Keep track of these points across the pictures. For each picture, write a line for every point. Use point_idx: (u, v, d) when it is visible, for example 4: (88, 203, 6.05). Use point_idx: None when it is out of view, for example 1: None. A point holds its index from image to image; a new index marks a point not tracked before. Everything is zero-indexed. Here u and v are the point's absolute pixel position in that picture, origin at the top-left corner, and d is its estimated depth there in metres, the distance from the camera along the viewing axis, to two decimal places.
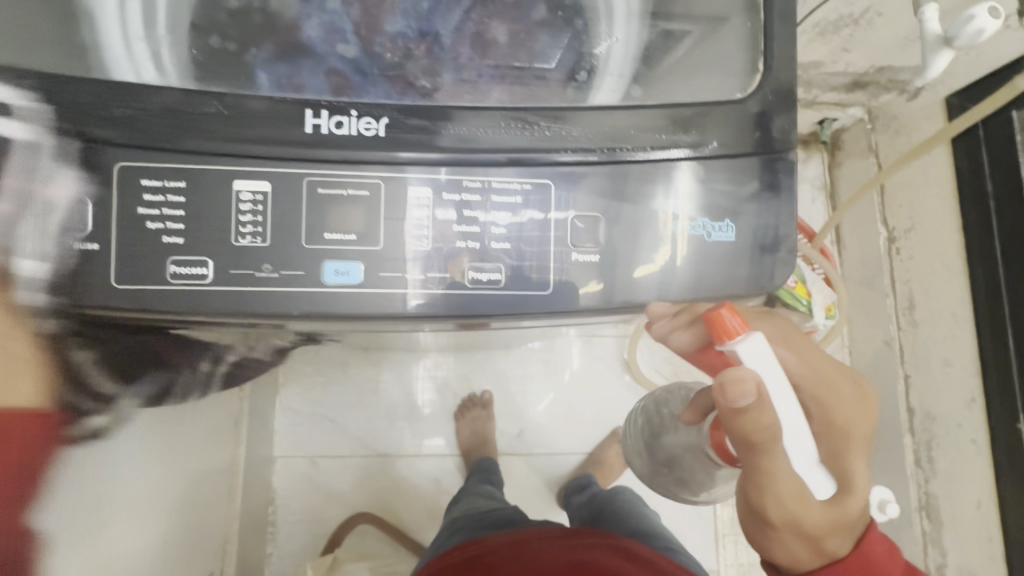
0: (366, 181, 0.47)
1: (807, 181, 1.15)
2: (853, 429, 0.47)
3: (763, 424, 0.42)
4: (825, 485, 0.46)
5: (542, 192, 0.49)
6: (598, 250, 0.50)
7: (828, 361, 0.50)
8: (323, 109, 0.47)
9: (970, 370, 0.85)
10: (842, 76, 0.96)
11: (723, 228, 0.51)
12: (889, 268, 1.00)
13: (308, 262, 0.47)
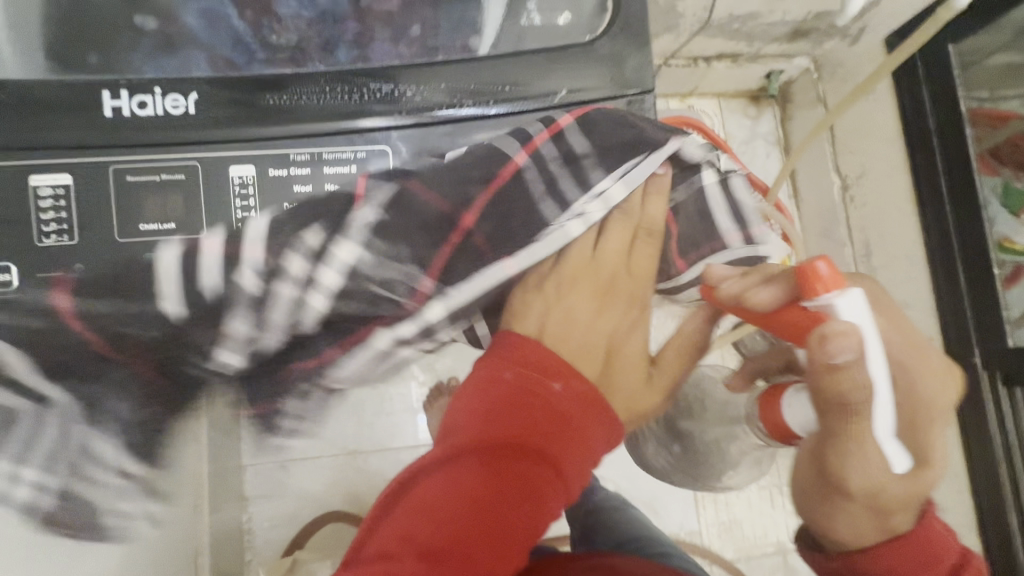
0: (183, 164, 0.53)
1: (760, 137, 1.14)
2: (932, 401, 0.51)
3: (851, 381, 0.47)
4: (905, 460, 0.48)
5: (378, 158, 0.55)
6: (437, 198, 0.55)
7: (916, 334, 0.56)
8: (124, 89, 0.51)
9: (927, 310, 0.85)
10: (782, 26, 0.94)
11: (577, 179, 0.58)
12: (845, 216, 1.00)
13: (142, 245, 0.53)
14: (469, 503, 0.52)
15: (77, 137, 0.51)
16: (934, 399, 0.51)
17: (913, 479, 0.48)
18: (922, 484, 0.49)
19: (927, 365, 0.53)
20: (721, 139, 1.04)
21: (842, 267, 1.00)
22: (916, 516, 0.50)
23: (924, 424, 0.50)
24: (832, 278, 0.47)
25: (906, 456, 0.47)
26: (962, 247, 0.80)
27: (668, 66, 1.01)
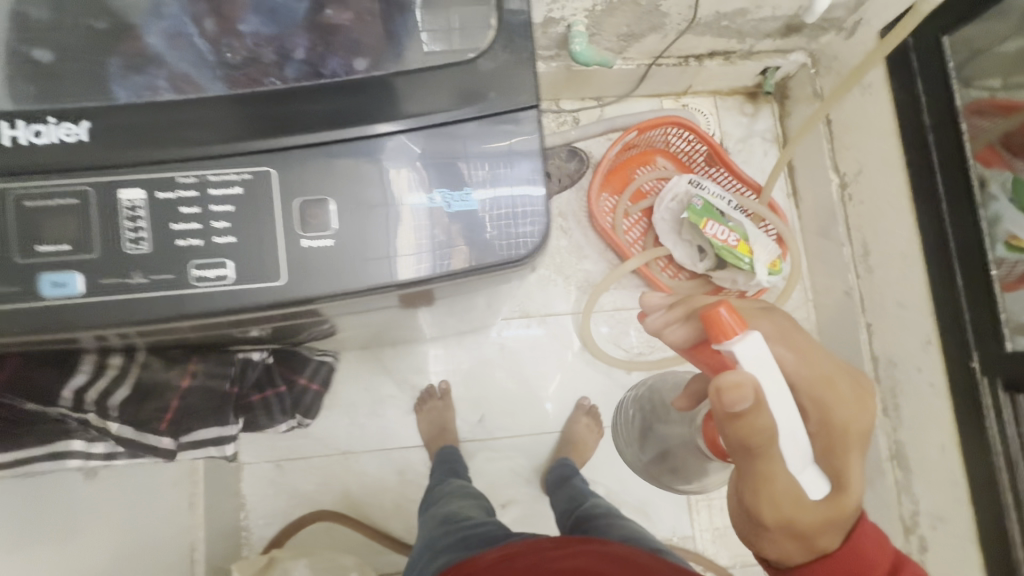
0: (75, 187, 0.40)
1: (757, 135, 1.12)
2: (849, 430, 0.51)
3: (758, 427, 0.46)
4: (819, 484, 0.50)
5: (258, 180, 0.42)
6: (327, 234, 0.42)
7: (830, 361, 0.54)
8: (19, 119, 0.42)
9: (925, 312, 0.83)
10: (772, 22, 0.92)
11: (462, 197, 0.43)
12: (843, 215, 0.98)
13: (23, 277, 0.40)
14: None
15: (5, 162, 0.40)
16: (849, 426, 0.51)
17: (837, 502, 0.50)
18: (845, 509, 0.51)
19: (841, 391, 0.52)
20: (712, 139, 1.02)
21: (841, 268, 0.98)
22: (843, 534, 0.53)
23: (839, 450, 0.51)
24: (733, 322, 0.48)
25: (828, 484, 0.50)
26: (956, 246, 0.77)
27: (658, 66, 1.00)
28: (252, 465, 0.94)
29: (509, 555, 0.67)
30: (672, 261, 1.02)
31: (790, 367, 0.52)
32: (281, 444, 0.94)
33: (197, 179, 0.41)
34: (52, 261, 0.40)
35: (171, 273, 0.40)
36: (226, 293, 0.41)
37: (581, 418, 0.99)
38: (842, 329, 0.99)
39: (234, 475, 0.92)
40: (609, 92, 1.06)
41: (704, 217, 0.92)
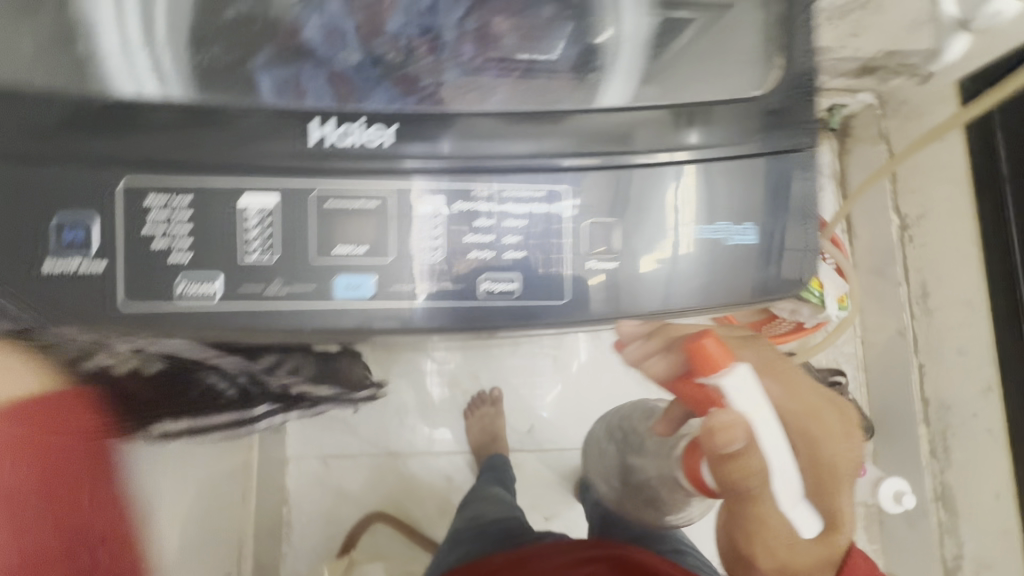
0: (373, 196, 0.46)
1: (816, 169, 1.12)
2: (839, 464, 0.74)
3: (751, 469, 0.69)
4: (811, 520, 0.73)
5: (553, 200, 0.48)
6: (613, 255, 0.48)
7: (816, 397, 0.79)
8: (331, 118, 0.46)
9: (986, 359, 0.85)
10: (851, 62, 0.93)
11: (743, 230, 0.50)
12: (902, 256, 0.98)
13: (319, 276, 0.45)
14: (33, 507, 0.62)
15: (304, 162, 0.45)
16: (837, 460, 0.74)
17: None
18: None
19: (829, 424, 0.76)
20: None
21: (896, 307, 0.98)
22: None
23: (829, 491, 0.73)
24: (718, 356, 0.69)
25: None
26: None
27: None
28: None
29: None
30: None
31: (777, 399, 0.73)
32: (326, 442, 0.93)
33: (493, 195, 0.47)
34: (346, 257, 0.45)
35: (463, 281, 0.46)
36: (513, 304, 0.47)
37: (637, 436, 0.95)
38: (892, 368, 1.00)
39: None
40: None
41: None
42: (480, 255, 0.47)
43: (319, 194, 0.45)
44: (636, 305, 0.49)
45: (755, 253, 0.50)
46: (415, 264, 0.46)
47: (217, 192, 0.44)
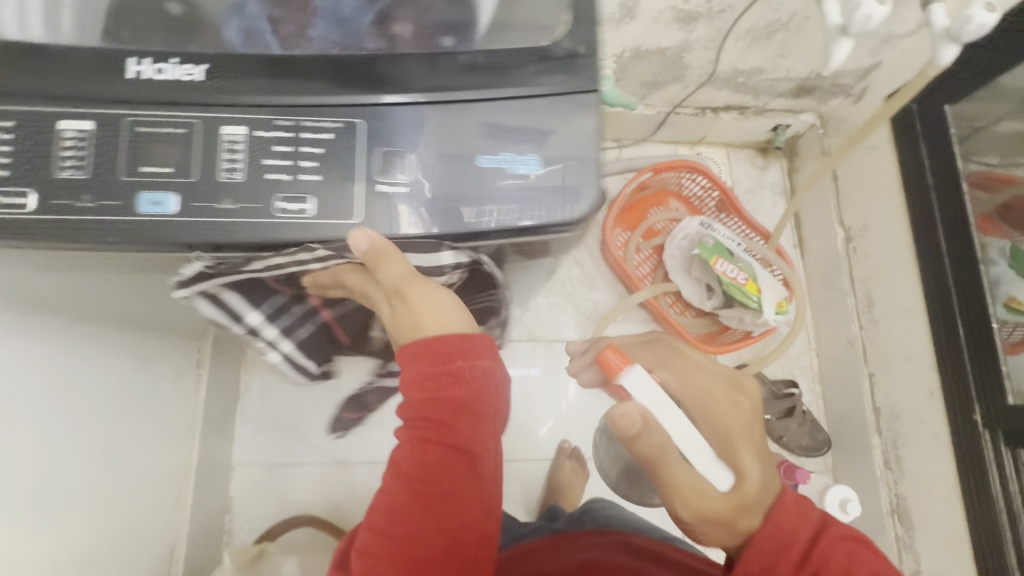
0: (186, 120, 0.45)
1: (767, 187, 1.17)
2: (733, 428, 0.48)
3: (654, 445, 0.46)
4: (724, 479, 0.46)
5: (351, 132, 0.46)
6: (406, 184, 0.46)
7: (713, 370, 0.52)
8: (146, 57, 0.46)
9: (927, 364, 0.84)
10: (785, 82, 0.98)
11: (526, 160, 0.47)
12: (848, 267, 1.01)
13: (126, 193, 0.43)
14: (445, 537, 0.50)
15: (110, 89, 0.45)
16: (735, 425, 0.48)
17: (740, 491, 0.46)
18: (763, 494, 0.47)
19: (725, 395, 0.50)
20: (725, 187, 1.07)
21: (845, 318, 1.01)
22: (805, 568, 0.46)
23: (727, 445, 0.48)
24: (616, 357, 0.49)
25: (732, 475, 0.46)
26: (959, 299, 0.80)
27: (677, 114, 1.06)
28: (245, 466, 0.94)
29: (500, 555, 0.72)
30: (680, 299, 1.05)
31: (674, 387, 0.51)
32: (275, 448, 0.95)
33: (297, 132, 0.45)
34: (149, 179, 0.44)
35: (252, 197, 0.44)
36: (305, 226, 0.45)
37: (565, 462, 0.97)
38: (848, 381, 1.00)
39: (225, 476, 0.92)
40: (628, 135, 1.12)
41: (715, 254, 0.93)
42: (275, 173, 0.45)
43: (125, 119, 0.44)
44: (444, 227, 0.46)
45: (538, 185, 0.47)
46: (200, 187, 0.44)
47: (34, 115, 0.44)
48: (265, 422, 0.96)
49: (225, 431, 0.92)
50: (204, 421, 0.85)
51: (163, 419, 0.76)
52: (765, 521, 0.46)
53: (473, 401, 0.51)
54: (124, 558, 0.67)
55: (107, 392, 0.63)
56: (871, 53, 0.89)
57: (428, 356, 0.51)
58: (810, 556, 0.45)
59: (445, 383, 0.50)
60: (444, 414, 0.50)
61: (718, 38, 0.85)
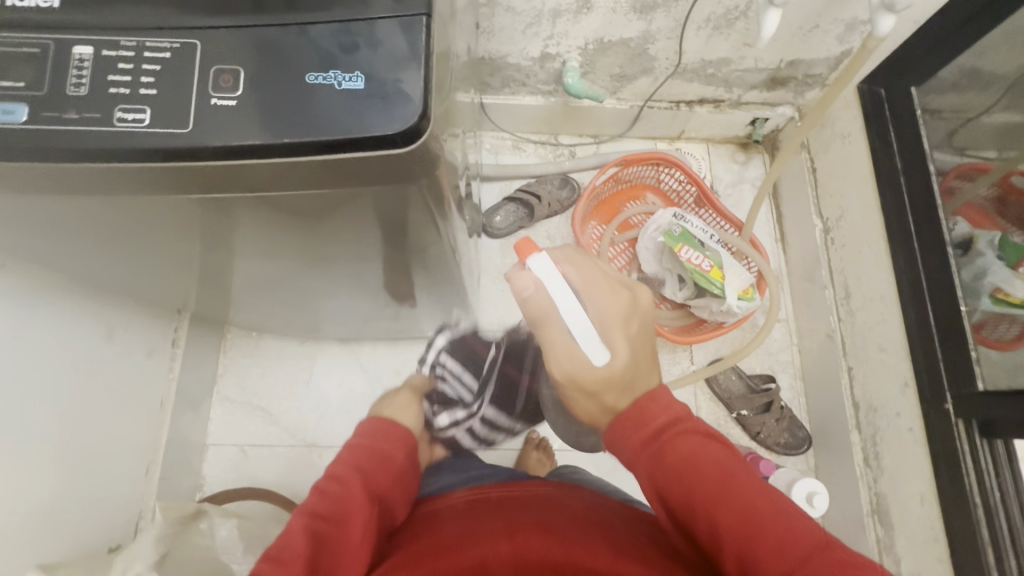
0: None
1: (748, 182, 1.16)
2: (610, 315, 0.55)
3: (542, 309, 0.53)
4: (601, 354, 0.52)
5: (181, 55, 0.31)
6: (235, 97, 0.31)
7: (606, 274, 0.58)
8: None
9: (902, 353, 0.81)
10: (757, 73, 0.98)
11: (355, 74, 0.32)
12: (827, 259, 0.99)
13: None
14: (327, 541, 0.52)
15: None
16: (609, 314, 0.55)
17: (613, 368, 0.53)
18: (638, 378, 0.55)
19: (614, 296, 0.56)
20: (700, 180, 1.06)
21: (824, 311, 0.98)
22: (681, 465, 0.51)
23: (608, 325, 0.55)
24: (526, 244, 0.51)
25: (608, 353, 0.53)
26: (929, 283, 0.77)
27: (650, 108, 1.07)
28: (217, 446, 0.96)
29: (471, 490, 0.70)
30: (655, 292, 1.04)
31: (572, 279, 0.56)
32: (247, 429, 0.97)
33: (136, 45, 0.31)
34: (2, 93, 0.30)
35: (90, 113, 0.30)
36: None
37: (531, 452, 0.98)
38: (826, 376, 0.96)
39: (197, 454, 0.94)
40: (605, 131, 1.14)
41: (681, 242, 0.92)
42: (118, 91, 0.31)
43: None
44: (244, 153, 0.31)
45: (375, 102, 0.31)
46: (47, 102, 0.30)
47: None
48: (239, 404, 0.99)
49: (199, 410, 0.95)
50: (176, 396, 0.89)
51: (131, 391, 0.80)
52: (633, 403, 0.54)
53: (382, 470, 0.61)
54: (78, 519, 0.70)
55: (58, 343, 0.68)
56: (838, 40, 0.88)
57: (359, 430, 0.65)
58: (663, 435, 0.53)
59: (362, 451, 0.62)
60: (355, 473, 0.59)
61: (679, 27, 0.87)
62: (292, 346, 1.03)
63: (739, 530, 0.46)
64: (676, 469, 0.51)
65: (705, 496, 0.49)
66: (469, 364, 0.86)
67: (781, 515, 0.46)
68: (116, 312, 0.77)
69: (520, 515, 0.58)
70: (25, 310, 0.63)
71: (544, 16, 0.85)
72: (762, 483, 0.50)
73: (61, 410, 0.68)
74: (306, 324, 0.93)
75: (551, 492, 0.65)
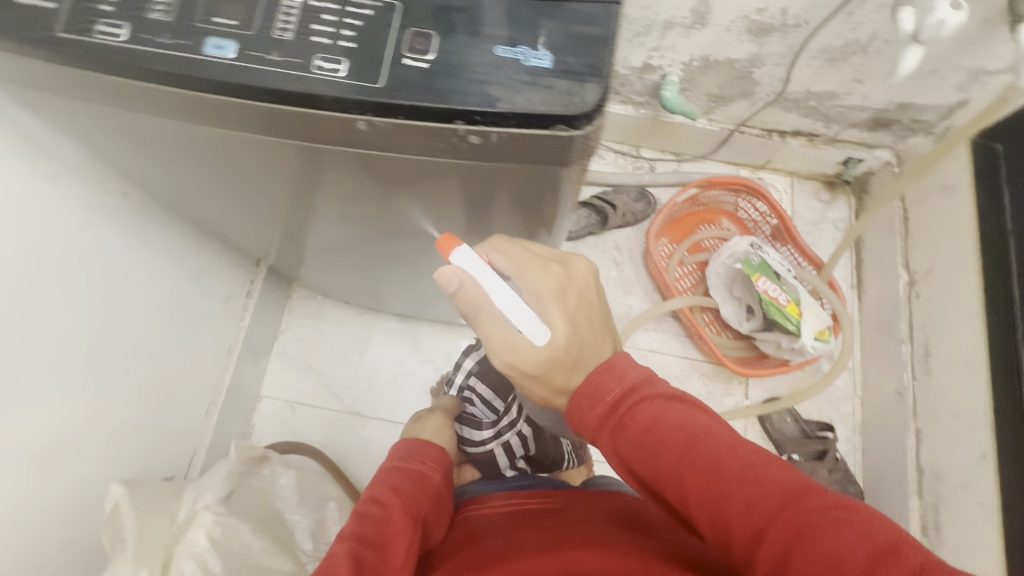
0: None
1: (829, 222, 1.12)
2: (545, 294, 0.51)
3: (478, 305, 0.49)
4: (540, 337, 0.50)
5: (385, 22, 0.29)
6: (427, 58, 0.29)
7: (536, 246, 0.54)
8: None
9: (983, 424, 0.77)
10: (861, 111, 0.95)
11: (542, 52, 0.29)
12: (908, 312, 0.95)
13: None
14: (372, 553, 0.57)
15: None
16: (541, 297, 0.51)
17: (554, 346, 0.50)
18: (585, 350, 0.53)
19: (542, 274, 0.51)
20: (784, 213, 1.03)
21: (897, 365, 0.93)
22: (642, 442, 0.50)
23: (543, 301, 0.51)
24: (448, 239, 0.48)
25: (546, 333, 0.50)
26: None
27: (741, 133, 1.05)
28: (269, 399, 0.99)
29: (508, 496, 0.73)
30: (719, 318, 1.02)
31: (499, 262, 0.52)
32: (299, 387, 1.00)
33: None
34: (212, 26, 0.30)
35: (292, 58, 0.29)
36: None
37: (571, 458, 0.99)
38: (890, 434, 0.92)
39: (251, 403, 0.98)
40: (689, 149, 1.12)
41: (759, 272, 0.90)
42: (319, 40, 0.29)
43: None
44: (417, 119, 0.29)
45: (559, 84, 0.29)
46: (253, 44, 0.29)
47: None
48: (294, 362, 1.02)
49: (259, 362, 0.99)
50: (242, 345, 0.92)
51: (207, 334, 0.84)
52: (585, 377, 0.53)
53: (418, 490, 0.68)
54: (135, 449, 0.71)
55: (147, 276, 0.69)
56: (957, 89, 0.84)
57: (395, 454, 0.73)
58: (620, 408, 0.52)
59: (400, 474, 0.70)
60: (393, 494, 0.66)
61: (791, 54, 0.85)
62: (352, 315, 1.05)
63: (706, 491, 0.46)
64: (636, 444, 0.50)
65: (669, 464, 0.48)
66: (498, 390, 0.89)
67: (749, 472, 0.45)
68: (207, 254, 0.80)
69: (562, 527, 0.61)
70: (129, 242, 0.66)
71: (655, 26, 0.85)
72: (730, 439, 0.48)
73: (135, 344, 0.69)
74: (372, 296, 0.95)
75: (583, 500, 0.68)
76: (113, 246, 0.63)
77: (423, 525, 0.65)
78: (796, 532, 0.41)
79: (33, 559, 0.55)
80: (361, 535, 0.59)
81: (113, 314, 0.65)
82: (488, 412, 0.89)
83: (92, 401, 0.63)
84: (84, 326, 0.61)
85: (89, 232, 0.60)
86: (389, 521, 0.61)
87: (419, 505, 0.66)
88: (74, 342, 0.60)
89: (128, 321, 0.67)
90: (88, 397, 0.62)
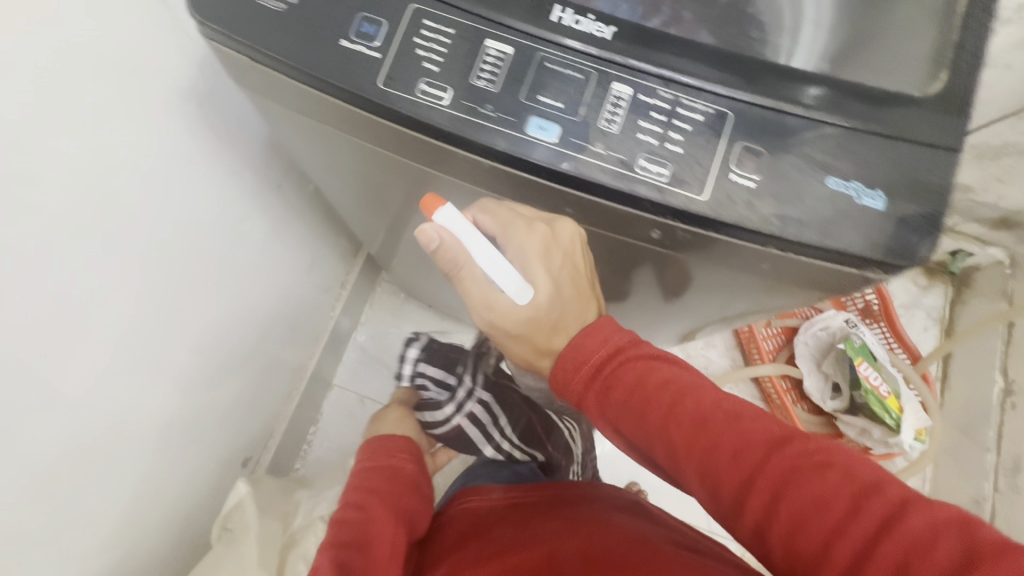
0: None
1: (922, 308, 1.09)
2: (524, 248, 0.41)
3: (459, 265, 0.41)
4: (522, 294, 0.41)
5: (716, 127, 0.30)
6: (757, 178, 0.30)
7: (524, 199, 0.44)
8: None
9: None
10: (988, 208, 0.92)
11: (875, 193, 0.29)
12: (999, 421, 0.92)
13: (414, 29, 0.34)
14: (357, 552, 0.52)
15: None
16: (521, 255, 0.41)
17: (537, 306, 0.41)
18: (569, 314, 0.43)
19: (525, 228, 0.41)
20: (886, 292, 0.98)
21: (979, 473, 0.91)
22: (631, 412, 0.41)
23: (526, 258, 0.41)
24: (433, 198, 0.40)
25: (526, 290, 0.41)
26: None
27: None
28: (339, 389, 0.99)
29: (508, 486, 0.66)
30: (799, 389, 1.00)
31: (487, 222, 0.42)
32: (370, 382, 1.00)
33: (673, 99, 0.30)
34: (540, 106, 0.31)
35: (620, 154, 0.30)
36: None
37: None
38: None
39: (323, 390, 0.97)
40: None
41: (861, 356, 0.89)
42: (646, 138, 0.30)
43: (540, 55, 0.31)
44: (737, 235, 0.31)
45: (888, 230, 0.29)
46: (576, 129, 0.30)
47: None
48: (370, 355, 1.02)
49: (338, 351, 0.98)
50: (328, 334, 0.92)
51: (306, 321, 0.84)
52: (569, 341, 0.43)
53: (396, 485, 0.62)
54: (229, 429, 0.72)
55: (277, 266, 0.70)
56: None
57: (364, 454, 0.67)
58: (606, 370, 0.42)
59: (373, 474, 0.63)
60: (370, 494, 0.60)
61: None
62: (432, 319, 1.04)
63: (697, 445, 0.38)
64: (625, 404, 0.41)
65: (654, 426, 0.40)
66: (450, 365, 0.67)
67: (742, 423, 0.37)
68: (322, 243, 0.80)
69: (567, 516, 0.54)
70: (271, 234, 0.66)
71: None
72: (720, 396, 0.40)
73: (249, 329, 0.70)
74: (462, 307, 0.94)
75: (583, 490, 0.62)
76: (260, 238, 0.64)
77: (410, 520, 0.59)
78: (785, 478, 0.35)
79: (136, 523, 0.58)
80: (343, 540, 0.53)
81: (239, 301, 0.65)
82: (443, 394, 0.68)
83: (207, 383, 0.64)
84: (219, 313, 0.62)
85: (248, 222, 0.61)
86: (370, 520, 0.56)
87: (402, 499, 0.60)
88: (217, 327, 0.63)
89: (249, 308, 0.68)
90: (209, 385, 0.65)
